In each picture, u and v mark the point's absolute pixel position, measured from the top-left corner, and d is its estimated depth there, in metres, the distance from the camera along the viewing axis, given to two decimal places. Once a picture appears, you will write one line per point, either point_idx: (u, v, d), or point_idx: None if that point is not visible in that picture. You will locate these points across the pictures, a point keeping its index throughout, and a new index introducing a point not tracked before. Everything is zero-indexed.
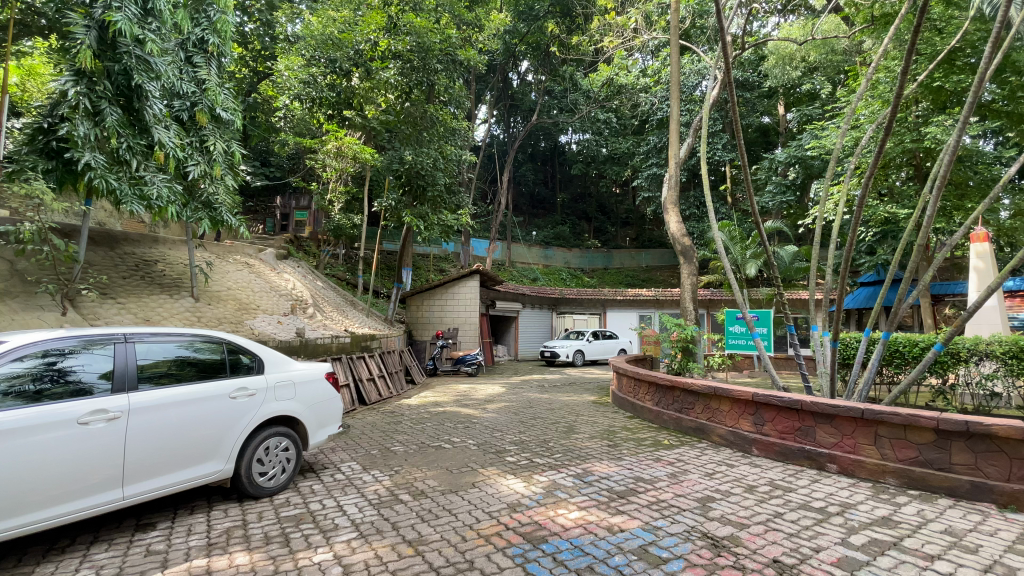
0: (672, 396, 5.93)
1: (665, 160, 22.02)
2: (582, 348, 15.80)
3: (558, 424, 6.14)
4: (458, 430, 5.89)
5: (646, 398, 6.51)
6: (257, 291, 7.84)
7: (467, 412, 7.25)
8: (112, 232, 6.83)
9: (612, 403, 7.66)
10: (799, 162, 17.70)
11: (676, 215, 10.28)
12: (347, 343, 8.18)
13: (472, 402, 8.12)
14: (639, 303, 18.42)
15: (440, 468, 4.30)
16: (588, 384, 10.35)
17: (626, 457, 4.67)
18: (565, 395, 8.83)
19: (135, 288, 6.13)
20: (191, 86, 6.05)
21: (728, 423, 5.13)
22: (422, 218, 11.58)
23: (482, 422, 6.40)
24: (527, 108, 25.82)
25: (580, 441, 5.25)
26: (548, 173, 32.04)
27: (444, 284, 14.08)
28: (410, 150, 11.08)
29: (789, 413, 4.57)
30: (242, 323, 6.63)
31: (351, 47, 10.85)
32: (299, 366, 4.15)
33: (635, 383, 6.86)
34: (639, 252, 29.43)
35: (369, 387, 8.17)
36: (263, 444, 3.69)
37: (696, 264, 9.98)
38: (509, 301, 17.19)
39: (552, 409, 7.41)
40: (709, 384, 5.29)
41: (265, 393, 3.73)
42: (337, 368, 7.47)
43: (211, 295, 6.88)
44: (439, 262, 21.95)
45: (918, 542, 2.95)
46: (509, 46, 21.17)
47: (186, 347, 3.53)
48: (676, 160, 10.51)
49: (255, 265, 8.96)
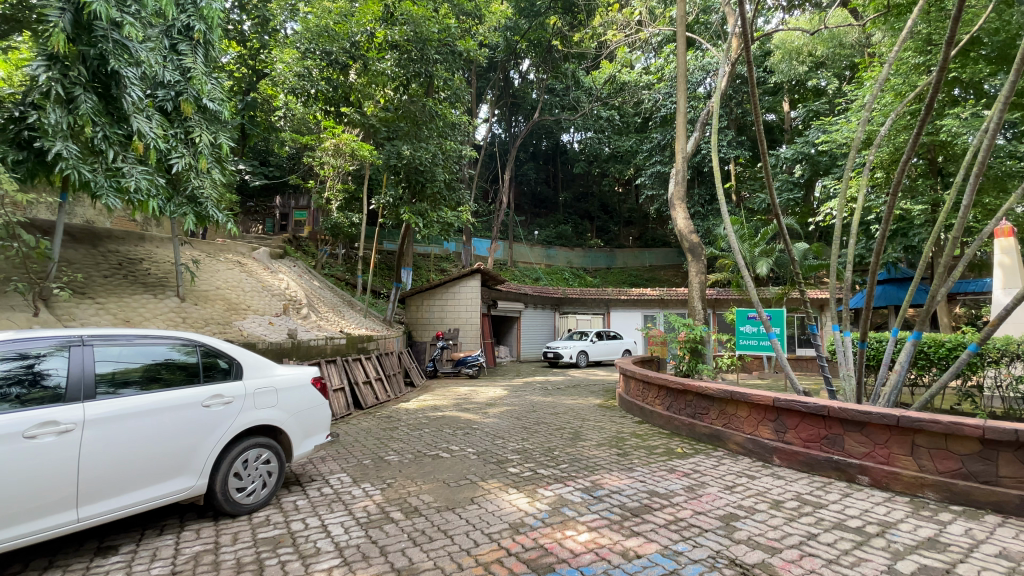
0: (683, 401, 5.59)
1: (669, 157, 21.62)
2: (586, 349, 15.42)
3: (563, 430, 5.79)
4: (457, 436, 5.55)
5: (656, 403, 6.15)
6: (248, 290, 7.51)
7: (467, 417, 6.91)
8: (95, 230, 6.53)
9: (619, 407, 7.31)
10: (808, 158, 17.20)
11: (683, 210, 9.93)
12: (343, 345, 7.86)
13: (473, 406, 7.78)
14: (644, 303, 18.07)
15: (436, 481, 3.96)
16: (594, 387, 10.00)
17: (637, 467, 4.33)
18: (569, 398, 8.48)
19: (117, 288, 5.83)
20: (175, 74, 5.74)
21: (746, 430, 4.78)
22: (421, 216, 11.17)
23: (482, 428, 6.04)
24: (528, 107, 25.56)
25: (587, 449, 4.91)
26: (550, 172, 31.69)
27: (444, 283, 13.75)
28: (407, 145, 10.64)
29: (814, 420, 4.23)
30: (230, 324, 6.31)
31: (348, 39, 10.65)
32: (283, 370, 3.81)
33: (644, 387, 6.52)
34: (643, 252, 29.05)
35: (365, 391, 7.85)
36: (241, 456, 3.36)
37: (705, 262, 9.61)
38: (511, 301, 16.84)
39: (555, 413, 7.06)
40: (724, 389, 4.94)
41: (243, 401, 3.41)
42: (332, 371, 7.18)
43: (199, 295, 6.55)
44: (440, 261, 21.63)
45: (975, 570, 2.61)
46: (510, 43, 20.96)
47: (178, 350, 3.31)
48: (683, 154, 10.15)
49: (247, 264, 8.61)
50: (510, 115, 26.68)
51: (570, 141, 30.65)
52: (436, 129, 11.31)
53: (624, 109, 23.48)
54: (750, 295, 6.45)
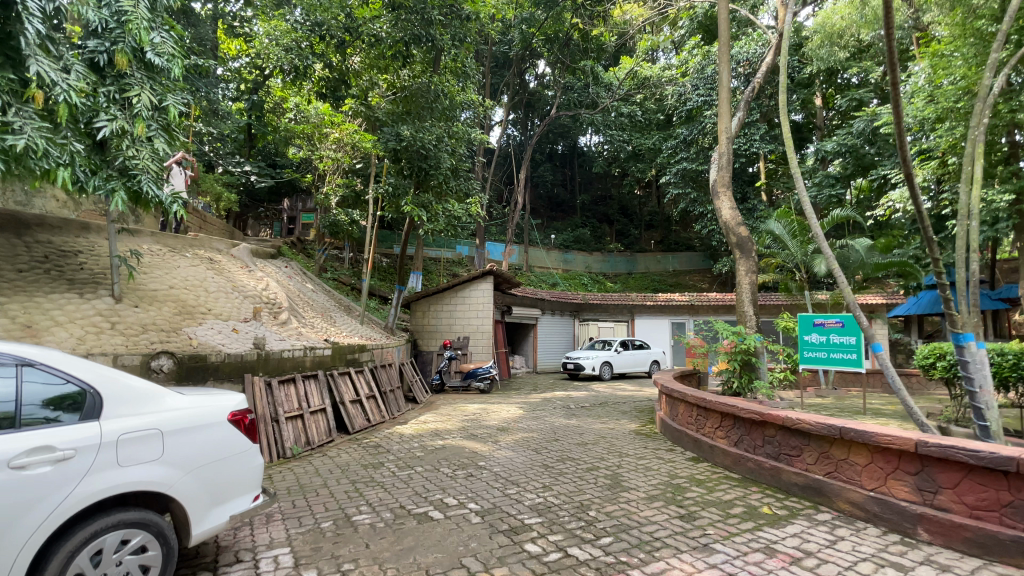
0: (760, 436, 4.19)
1: (696, 154, 19.98)
2: (610, 359, 13.92)
3: (597, 472, 4.40)
4: (457, 480, 4.20)
5: (718, 436, 4.73)
6: (212, 291, 6.22)
7: (473, 447, 5.53)
8: (21, 215, 5.39)
9: (663, 436, 5.89)
10: (850, 151, 15.55)
11: (728, 199, 8.50)
12: (327, 357, 6.55)
13: (481, 431, 6.37)
14: (671, 309, 16.59)
15: (414, 571, 2.60)
16: (624, 406, 8.54)
17: (716, 543, 2.95)
18: (598, 420, 7.07)
19: (31, 286, 4.64)
20: (103, 18, 4.63)
21: (865, 485, 3.36)
22: (425, 209, 9.59)
23: (491, 466, 4.65)
24: (543, 107, 24.42)
25: (635, 510, 3.51)
26: (567, 175, 30.49)
27: (453, 287, 12.46)
28: (407, 126, 9.41)
29: (985, 476, 2.79)
30: (177, 331, 5.04)
31: (342, 7, 9.47)
32: (182, 403, 2.51)
33: (699, 414, 5.10)
34: (666, 256, 27.34)
35: (352, 412, 6.55)
36: (88, 546, 2.07)
37: (755, 259, 8.16)
38: (526, 307, 15.46)
39: (583, 442, 5.65)
40: (832, 424, 3.52)
41: (95, 456, 2.11)
42: (310, 389, 5.98)
43: (142, 295, 5.28)
44: (451, 266, 20.41)
45: None
46: (526, 37, 19.63)
47: (13, 374, 2.10)
48: (728, 134, 8.71)
49: (221, 262, 7.38)
50: (525, 117, 25.56)
51: (587, 143, 29.38)
52: (441, 113, 10.08)
53: (646, 105, 22.06)
54: (844, 293, 4.84)
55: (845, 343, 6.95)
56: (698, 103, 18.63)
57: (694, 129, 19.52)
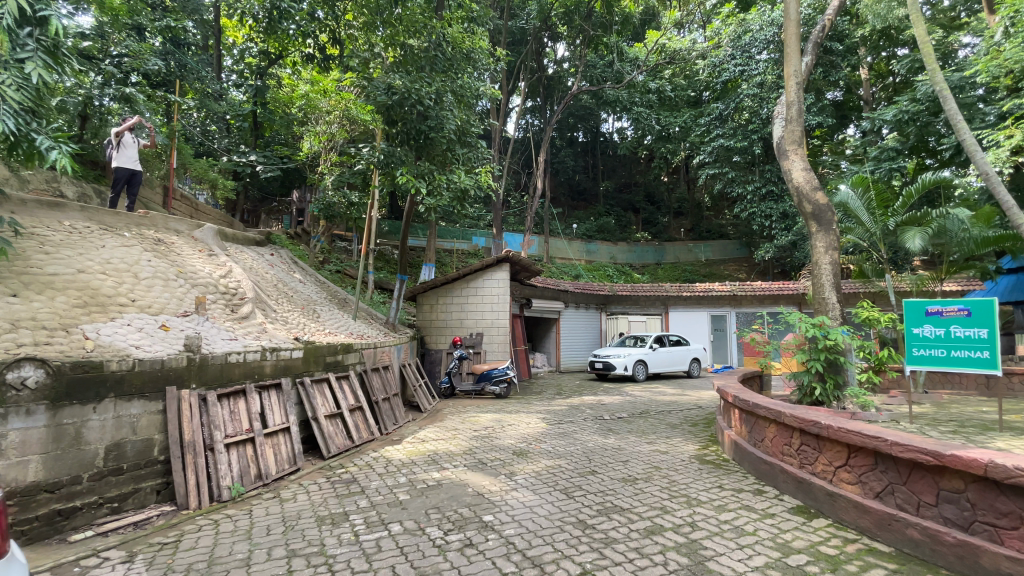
0: (930, 490, 2.62)
1: (735, 130, 17.88)
2: (644, 357, 12.29)
3: (663, 540, 2.87)
4: (448, 557, 2.70)
5: (841, 479, 3.17)
6: (144, 277, 4.86)
7: (479, 484, 4.02)
8: None
9: (741, 468, 4.30)
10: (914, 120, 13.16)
11: (801, 158, 6.79)
12: (297, 359, 5.10)
13: (491, 456, 4.86)
14: (710, 300, 14.86)
15: None
16: (672, 416, 6.93)
17: None
18: (644, 439, 5.51)
19: None
20: None
21: None
22: (424, 180, 8.07)
23: (501, 525, 3.13)
24: (562, 91, 22.39)
25: None
26: (589, 162, 28.74)
27: (463, 276, 11.00)
28: (401, 77, 7.92)
29: None
30: (69, 329, 3.65)
31: None
32: None
33: (804, 443, 3.52)
34: (697, 244, 25.19)
35: (329, 429, 5.13)
36: None
37: (837, 232, 6.47)
38: (548, 300, 13.93)
39: (631, 477, 4.11)
40: None
41: None
42: (269, 403, 4.58)
43: (31, 281, 3.94)
44: (467, 257, 18.95)
45: None
46: (544, 8, 18.01)
47: None
48: (797, 78, 6.98)
49: (172, 243, 6.01)
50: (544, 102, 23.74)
51: (610, 128, 27.74)
52: (444, 68, 8.58)
53: (675, 80, 20.00)
54: None
55: (972, 338, 5.23)
56: (736, 73, 16.75)
57: (729, 104, 17.52)
